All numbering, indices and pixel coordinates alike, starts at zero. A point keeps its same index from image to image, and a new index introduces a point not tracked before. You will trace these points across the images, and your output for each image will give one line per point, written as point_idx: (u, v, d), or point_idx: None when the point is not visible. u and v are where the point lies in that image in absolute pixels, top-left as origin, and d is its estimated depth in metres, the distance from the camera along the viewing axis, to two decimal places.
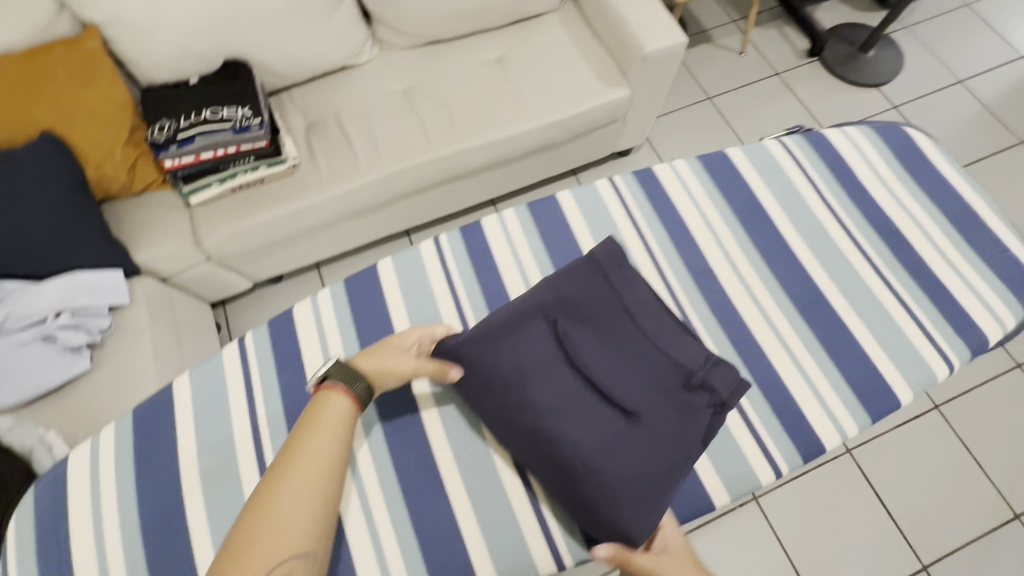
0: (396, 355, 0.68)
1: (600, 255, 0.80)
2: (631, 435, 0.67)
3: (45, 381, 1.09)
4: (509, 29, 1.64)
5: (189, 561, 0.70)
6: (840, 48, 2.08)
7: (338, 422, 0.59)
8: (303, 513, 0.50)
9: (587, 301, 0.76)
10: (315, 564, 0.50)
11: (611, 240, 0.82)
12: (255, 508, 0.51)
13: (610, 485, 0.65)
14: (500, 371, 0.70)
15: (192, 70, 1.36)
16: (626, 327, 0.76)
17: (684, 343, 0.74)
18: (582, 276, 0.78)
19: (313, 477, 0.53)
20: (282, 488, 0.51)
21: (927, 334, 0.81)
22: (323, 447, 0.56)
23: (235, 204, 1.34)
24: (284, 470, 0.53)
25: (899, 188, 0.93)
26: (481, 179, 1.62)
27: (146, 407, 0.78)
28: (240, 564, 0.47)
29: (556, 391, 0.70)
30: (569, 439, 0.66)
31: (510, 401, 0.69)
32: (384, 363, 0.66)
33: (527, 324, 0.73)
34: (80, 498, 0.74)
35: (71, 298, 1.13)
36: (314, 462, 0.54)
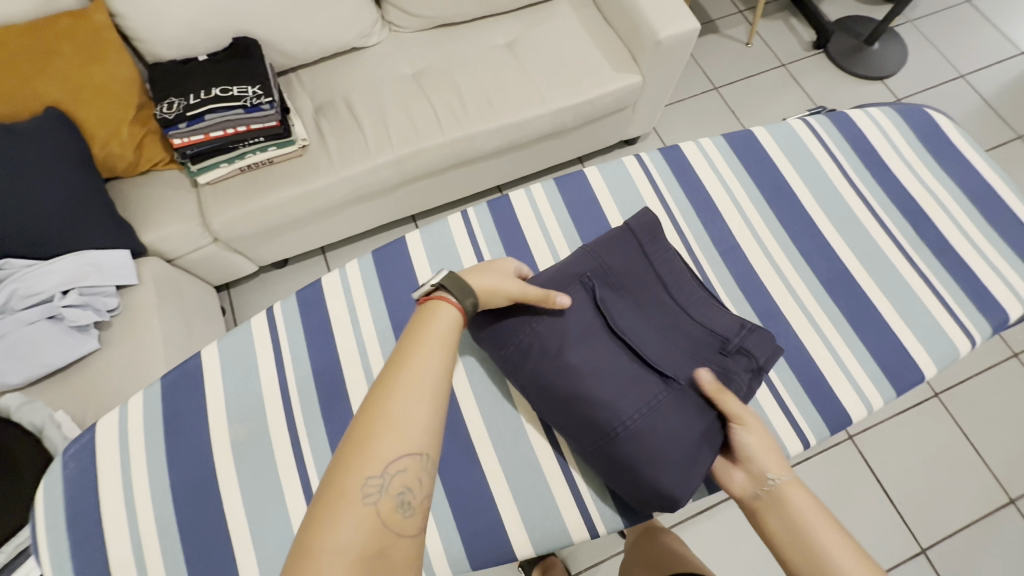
0: (504, 277, 0.67)
1: (635, 226, 0.81)
2: (671, 398, 0.68)
3: (54, 360, 1.07)
4: (520, 13, 1.63)
5: (222, 529, 0.70)
6: (845, 41, 2.09)
7: (444, 335, 0.55)
8: (416, 415, 0.48)
9: (622, 272, 0.78)
10: (428, 465, 0.48)
11: (645, 211, 0.83)
12: (374, 398, 0.48)
13: (652, 447, 0.65)
14: (539, 336, 0.70)
15: (202, 47, 1.34)
16: (659, 297, 0.78)
17: (716, 313, 0.76)
18: (617, 247, 0.80)
19: (425, 380, 0.50)
20: (394, 389, 0.49)
21: (950, 310, 0.82)
22: (434, 356, 0.52)
23: (244, 185, 1.32)
24: (403, 367, 0.50)
25: (922, 168, 0.95)
26: (492, 164, 1.62)
27: (171, 380, 0.78)
28: (362, 450, 0.45)
29: (596, 356, 0.70)
30: (611, 402, 0.67)
31: (550, 364, 0.69)
32: (491, 283, 0.65)
33: (566, 290, 0.74)
34: (106, 470, 0.73)
35: (79, 277, 1.12)
36: (426, 368, 0.51)
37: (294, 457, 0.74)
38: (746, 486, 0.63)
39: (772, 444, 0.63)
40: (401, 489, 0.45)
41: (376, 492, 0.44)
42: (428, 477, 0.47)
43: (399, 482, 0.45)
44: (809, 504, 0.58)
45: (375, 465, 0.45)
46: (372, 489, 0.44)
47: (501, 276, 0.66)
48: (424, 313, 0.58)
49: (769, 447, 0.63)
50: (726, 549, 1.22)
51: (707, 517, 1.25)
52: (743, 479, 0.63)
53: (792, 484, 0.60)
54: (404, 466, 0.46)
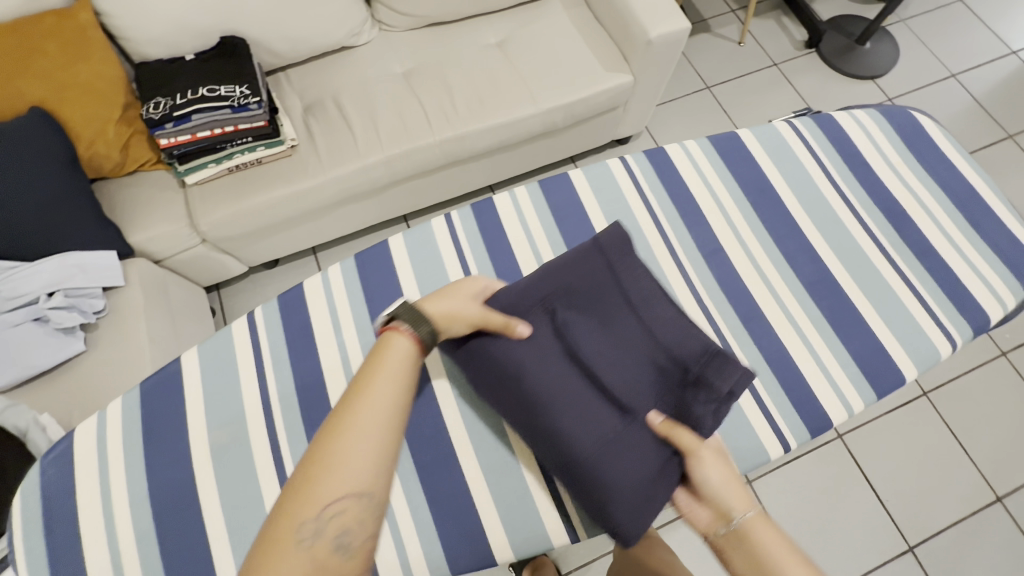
0: (464, 303, 0.67)
1: (603, 241, 0.80)
2: (626, 430, 0.69)
3: (40, 362, 1.07)
4: (512, 12, 1.62)
5: (201, 535, 0.69)
6: (837, 40, 2.09)
7: (399, 366, 0.55)
8: (358, 457, 0.49)
9: (587, 292, 0.77)
10: (372, 506, 0.48)
11: (616, 225, 0.82)
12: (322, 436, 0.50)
13: (604, 480, 0.66)
14: (497, 360, 0.70)
15: (189, 45, 1.33)
16: (626, 319, 0.77)
17: (684, 335, 0.74)
18: (583, 265, 0.78)
19: (369, 420, 0.50)
20: (339, 429, 0.50)
21: (931, 313, 0.83)
22: (385, 391, 0.53)
23: (232, 185, 1.31)
24: (351, 404, 0.51)
25: (906, 170, 0.95)
26: (482, 164, 1.61)
27: (152, 383, 0.77)
28: (302, 490, 0.48)
29: (557, 384, 0.70)
30: (570, 433, 0.68)
31: (508, 392, 0.70)
32: (451, 309, 0.65)
33: (525, 315, 0.73)
34: (86, 475, 0.72)
35: (65, 279, 1.11)
36: (373, 405, 0.51)
37: (275, 462, 0.73)
38: (711, 524, 0.59)
39: (732, 477, 0.61)
40: (338, 531, 0.46)
41: (313, 534, 0.46)
42: (371, 518, 0.48)
43: (333, 526, 0.46)
44: (775, 541, 0.55)
45: (312, 508, 0.47)
46: (308, 532, 0.46)
47: (463, 301, 0.67)
48: (383, 342, 0.58)
49: (730, 480, 0.60)
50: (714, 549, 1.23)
51: None
52: (707, 517, 0.60)
53: (757, 518, 0.56)
54: (342, 508, 0.47)
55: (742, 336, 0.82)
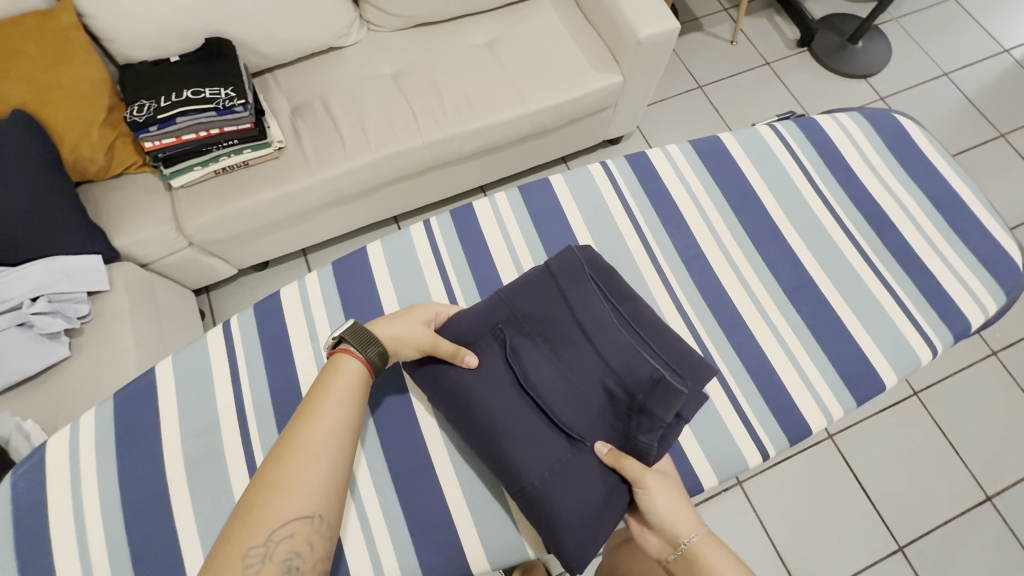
0: (415, 327, 0.70)
1: (556, 265, 0.80)
2: (573, 460, 0.69)
3: (24, 367, 1.06)
4: (501, 12, 1.61)
5: (174, 547, 0.69)
6: (830, 38, 2.08)
7: (345, 398, 0.62)
8: (307, 482, 0.56)
9: (540, 316, 0.77)
10: (320, 526, 0.55)
11: (569, 249, 0.81)
12: (272, 467, 0.56)
13: (550, 512, 0.66)
14: (451, 383, 0.72)
15: (173, 47, 1.31)
16: (578, 343, 0.76)
17: (635, 361, 0.73)
18: (535, 289, 0.79)
19: (316, 452, 0.57)
20: (286, 461, 0.56)
21: (913, 319, 0.82)
22: (329, 423, 0.60)
23: (218, 188, 1.30)
24: (300, 433, 0.58)
25: (889, 174, 0.94)
26: (471, 165, 1.60)
27: (127, 393, 0.77)
28: (251, 519, 0.53)
29: (505, 415, 0.70)
30: (517, 466, 0.68)
31: (456, 420, 0.71)
32: (399, 333, 0.69)
33: (477, 343, 0.74)
34: (60, 487, 0.72)
35: (49, 283, 1.09)
36: (320, 437, 0.58)
37: (249, 473, 0.73)
38: (663, 550, 0.64)
39: (679, 501, 0.64)
40: (287, 553, 0.53)
41: (262, 558, 0.52)
42: (318, 538, 0.55)
43: (283, 548, 0.53)
44: (721, 560, 0.60)
45: (260, 535, 0.53)
46: (256, 557, 0.52)
47: (413, 325, 0.71)
48: (327, 374, 0.64)
49: (677, 506, 0.64)
50: None
51: None
52: (659, 543, 0.65)
53: (704, 541, 0.61)
54: (292, 531, 0.54)
55: (722, 342, 0.81)
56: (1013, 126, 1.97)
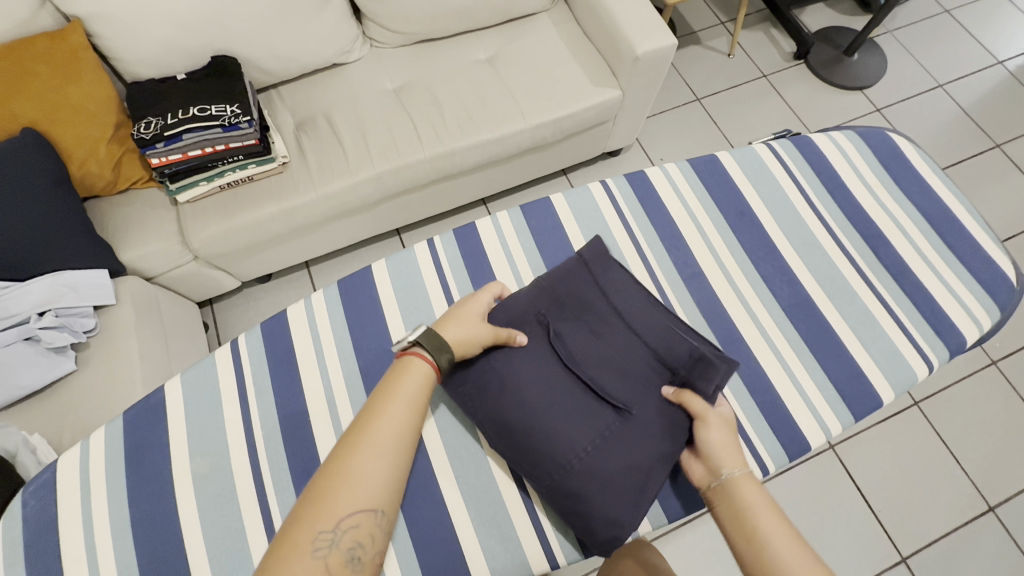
0: (478, 323, 0.71)
1: (587, 253, 0.85)
2: (622, 428, 0.71)
3: (28, 382, 1.07)
4: (501, 28, 1.64)
5: (181, 567, 0.70)
6: (826, 51, 2.11)
7: (413, 395, 0.62)
8: (373, 474, 0.57)
9: (578, 302, 0.82)
10: (381, 520, 0.57)
11: (599, 238, 0.86)
12: (340, 457, 0.57)
13: (603, 477, 0.69)
14: (495, 375, 0.73)
15: (180, 66, 1.33)
16: (616, 324, 0.81)
17: (672, 340, 0.78)
18: (569, 277, 0.83)
19: (384, 446, 0.58)
20: (356, 453, 0.57)
21: (908, 335, 0.84)
22: (396, 419, 0.60)
23: (224, 203, 1.32)
24: (368, 427, 0.59)
25: (882, 191, 0.96)
26: (474, 178, 1.62)
27: (137, 412, 0.78)
28: (318, 505, 0.54)
29: (549, 391, 0.72)
30: (564, 438, 0.70)
31: (504, 403, 0.72)
32: (467, 334, 0.69)
33: (521, 326, 0.77)
34: (71, 505, 0.73)
35: (56, 298, 1.11)
36: (388, 432, 0.59)
37: (256, 492, 0.74)
38: (704, 478, 0.66)
39: (734, 445, 0.66)
40: (351, 543, 0.54)
41: (328, 545, 0.53)
42: (379, 532, 0.57)
43: (349, 537, 0.54)
44: (761, 499, 0.60)
45: (328, 522, 0.54)
46: (324, 543, 0.53)
47: (475, 324, 0.71)
48: (398, 368, 0.64)
49: (731, 447, 0.66)
50: (705, 558, 1.23)
51: (688, 530, 1.26)
52: (702, 472, 0.67)
53: (747, 478, 0.61)
54: (356, 522, 0.55)
55: None
56: (1008, 136, 1.99)
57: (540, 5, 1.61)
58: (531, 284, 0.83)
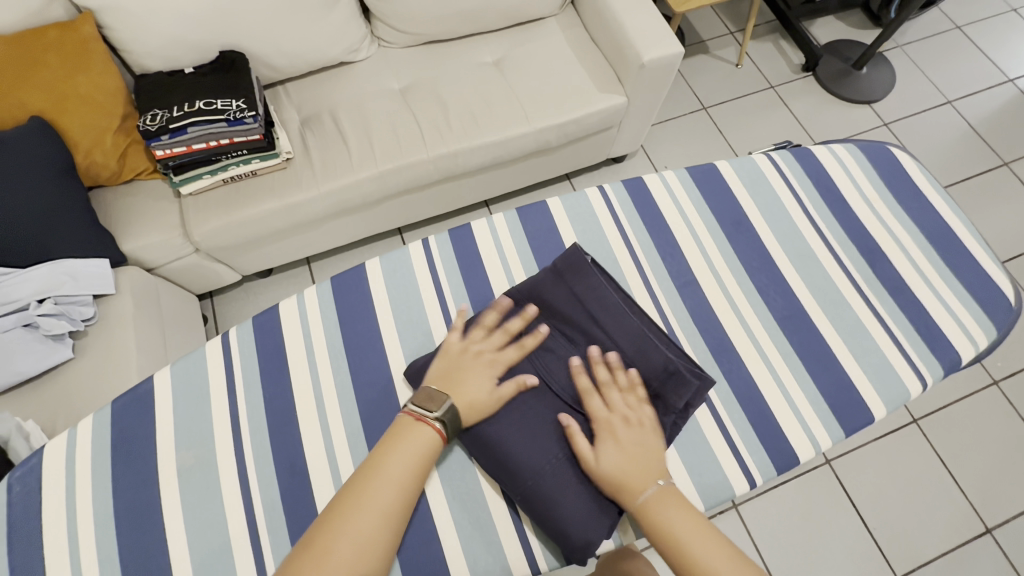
0: (482, 385, 0.71)
1: (562, 264, 0.82)
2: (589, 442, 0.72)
3: (24, 369, 1.08)
4: (509, 32, 1.64)
5: (162, 558, 0.69)
6: (834, 64, 2.10)
7: (411, 463, 0.63)
8: (368, 535, 0.57)
9: (553, 310, 0.81)
10: None
11: (575, 246, 0.82)
12: (335, 514, 0.58)
13: (566, 493, 0.69)
14: None
15: (187, 59, 1.34)
16: (591, 335, 0.79)
17: (649, 351, 0.76)
18: (544, 284, 0.82)
19: (377, 505, 0.59)
20: (351, 512, 0.58)
21: (902, 351, 0.83)
22: (394, 484, 0.61)
23: (226, 196, 1.33)
24: (365, 488, 0.60)
25: (881, 206, 0.96)
26: (476, 180, 1.63)
27: (126, 401, 0.78)
28: (314, 556, 0.55)
29: (519, 405, 0.74)
30: (527, 451, 0.71)
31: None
32: (474, 402, 0.70)
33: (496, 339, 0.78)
34: (55, 492, 0.73)
35: (55, 286, 1.11)
36: (382, 495, 0.60)
37: (241, 484, 0.74)
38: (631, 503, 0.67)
39: (629, 463, 0.66)
40: None
41: None
42: None
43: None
44: (676, 520, 0.62)
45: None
46: None
47: (482, 390, 0.71)
48: (403, 429, 0.65)
49: (629, 471, 0.66)
50: None
51: None
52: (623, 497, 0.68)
53: (659, 506, 0.63)
54: None
55: (710, 365, 0.82)
56: (1016, 155, 1.97)
57: (548, 9, 1.62)
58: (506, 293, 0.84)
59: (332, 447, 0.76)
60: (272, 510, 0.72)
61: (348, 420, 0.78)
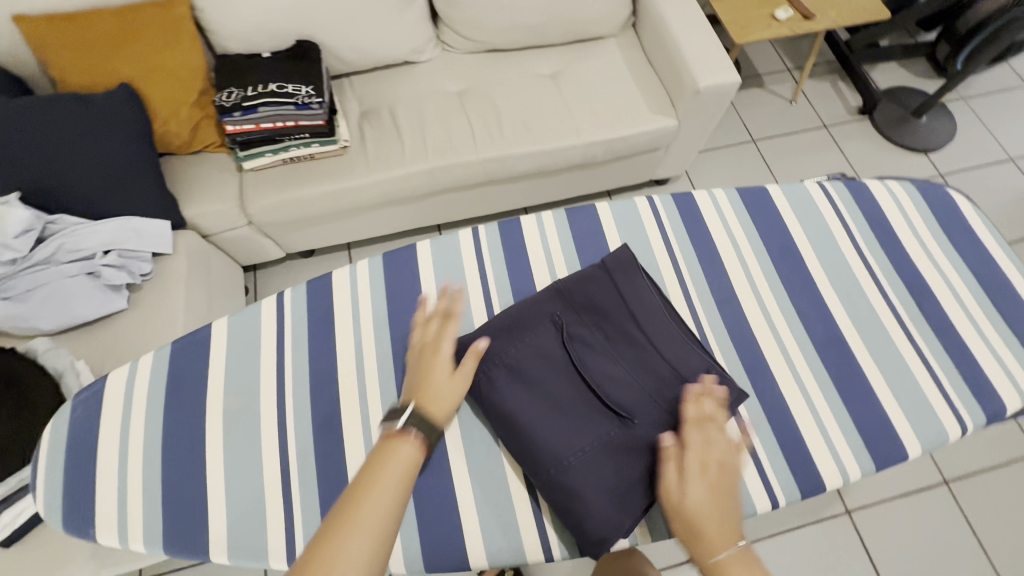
0: (443, 377, 0.69)
1: (611, 263, 0.85)
2: (622, 437, 0.73)
3: (83, 313, 1.16)
4: (569, 47, 1.69)
5: (200, 491, 0.74)
6: (891, 109, 2.07)
7: (402, 478, 0.57)
8: (355, 566, 0.49)
9: (595, 307, 0.83)
10: None
11: (625, 248, 0.87)
12: (317, 543, 0.50)
13: (594, 483, 0.70)
14: (504, 363, 0.77)
15: (267, 45, 1.43)
16: (631, 334, 0.81)
17: (687, 357, 0.79)
18: (590, 282, 0.84)
19: (367, 527, 0.51)
20: (334, 541, 0.50)
21: (943, 392, 0.81)
22: (386, 504, 0.54)
23: (287, 174, 1.41)
24: (351, 509, 0.53)
25: (934, 246, 0.94)
26: (521, 186, 1.67)
27: (184, 344, 0.84)
28: None
29: (555, 392, 0.76)
30: (560, 437, 0.72)
31: (513, 392, 0.75)
32: (444, 397, 0.68)
33: (538, 326, 0.80)
34: (112, 417, 0.79)
35: (121, 240, 1.21)
36: (372, 516, 0.53)
37: (279, 433, 0.78)
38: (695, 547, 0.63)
39: (713, 506, 0.62)
40: None
41: None
42: None
43: None
44: None
45: None
46: None
47: (446, 383, 0.69)
48: (380, 450, 0.60)
49: (711, 516, 0.61)
50: None
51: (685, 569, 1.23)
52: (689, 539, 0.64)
53: (733, 562, 0.59)
54: None
55: (743, 381, 0.82)
56: None
57: (610, 30, 1.67)
58: (550, 286, 0.86)
59: (368, 412, 0.79)
60: (305, 463, 0.76)
61: (385, 388, 0.81)
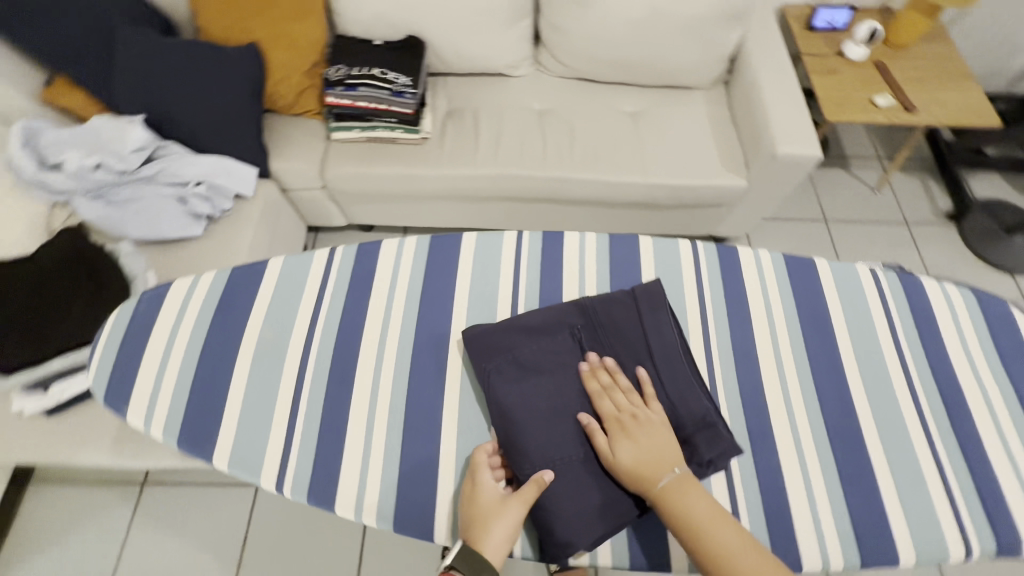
0: (494, 508, 0.70)
1: (640, 291, 0.88)
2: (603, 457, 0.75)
3: (167, 231, 1.29)
4: (656, 90, 1.74)
5: (220, 401, 0.82)
6: (983, 222, 1.91)
7: None
8: None
9: (615, 329, 0.85)
10: None
11: (657, 282, 0.90)
12: None
13: (564, 494, 0.72)
14: (514, 360, 0.82)
15: (381, 33, 1.58)
16: (643, 363, 0.83)
17: (691, 398, 0.79)
18: (615, 306, 0.87)
19: None
20: None
21: (955, 510, 0.77)
22: None
23: (367, 150, 1.53)
24: None
25: (981, 359, 0.90)
26: (578, 211, 1.72)
27: (242, 273, 0.94)
28: None
29: (553, 399, 0.79)
30: (545, 441, 0.75)
31: (514, 389, 0.79)
32: (497, 529, 0.68)
33: (555, 333, 0.85)
34: (167, 319, 0.89)
35: (213, 175, 1.36)
36: None
37: (298, 370, 0.85)
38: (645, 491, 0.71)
39: (644, 450, 0.72)
40: None
41: None
42: None
43: None
44: (693, 501, 0.67)
45: None
46: None
47: (498, 515, 0.69)
48: None
49: (646, 459, 0.71)
50: None
51: None
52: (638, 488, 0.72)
53: (675, 489, 0.68)
54: None
55: (743, 441, 0.82)
56: None
57: (700, 82, 1.70)
58: (577, 301, 0.90)
59: (380, 373, 0.85)
60: (314, 402, 0.83)
61: (402, 356, 0.87)
